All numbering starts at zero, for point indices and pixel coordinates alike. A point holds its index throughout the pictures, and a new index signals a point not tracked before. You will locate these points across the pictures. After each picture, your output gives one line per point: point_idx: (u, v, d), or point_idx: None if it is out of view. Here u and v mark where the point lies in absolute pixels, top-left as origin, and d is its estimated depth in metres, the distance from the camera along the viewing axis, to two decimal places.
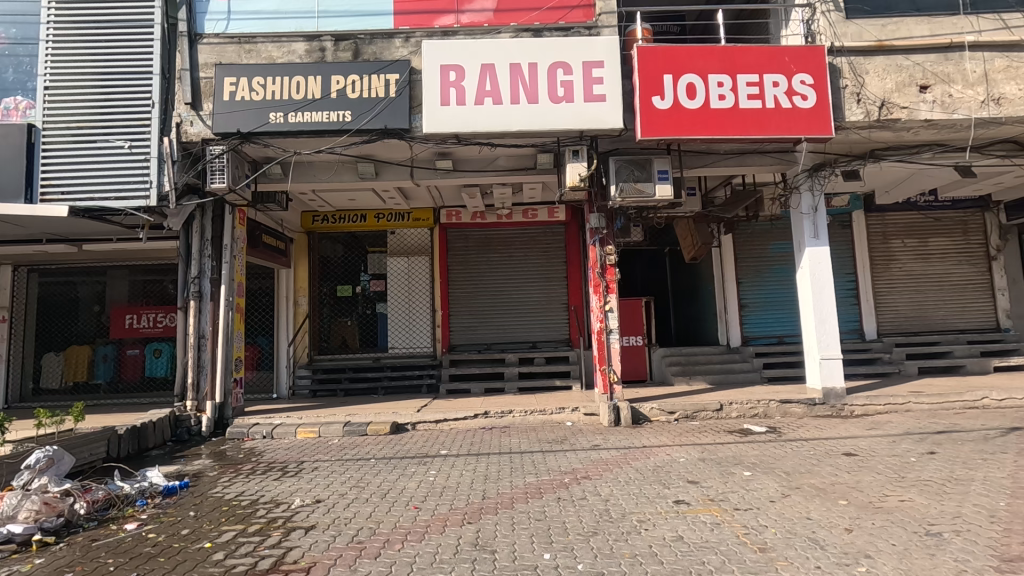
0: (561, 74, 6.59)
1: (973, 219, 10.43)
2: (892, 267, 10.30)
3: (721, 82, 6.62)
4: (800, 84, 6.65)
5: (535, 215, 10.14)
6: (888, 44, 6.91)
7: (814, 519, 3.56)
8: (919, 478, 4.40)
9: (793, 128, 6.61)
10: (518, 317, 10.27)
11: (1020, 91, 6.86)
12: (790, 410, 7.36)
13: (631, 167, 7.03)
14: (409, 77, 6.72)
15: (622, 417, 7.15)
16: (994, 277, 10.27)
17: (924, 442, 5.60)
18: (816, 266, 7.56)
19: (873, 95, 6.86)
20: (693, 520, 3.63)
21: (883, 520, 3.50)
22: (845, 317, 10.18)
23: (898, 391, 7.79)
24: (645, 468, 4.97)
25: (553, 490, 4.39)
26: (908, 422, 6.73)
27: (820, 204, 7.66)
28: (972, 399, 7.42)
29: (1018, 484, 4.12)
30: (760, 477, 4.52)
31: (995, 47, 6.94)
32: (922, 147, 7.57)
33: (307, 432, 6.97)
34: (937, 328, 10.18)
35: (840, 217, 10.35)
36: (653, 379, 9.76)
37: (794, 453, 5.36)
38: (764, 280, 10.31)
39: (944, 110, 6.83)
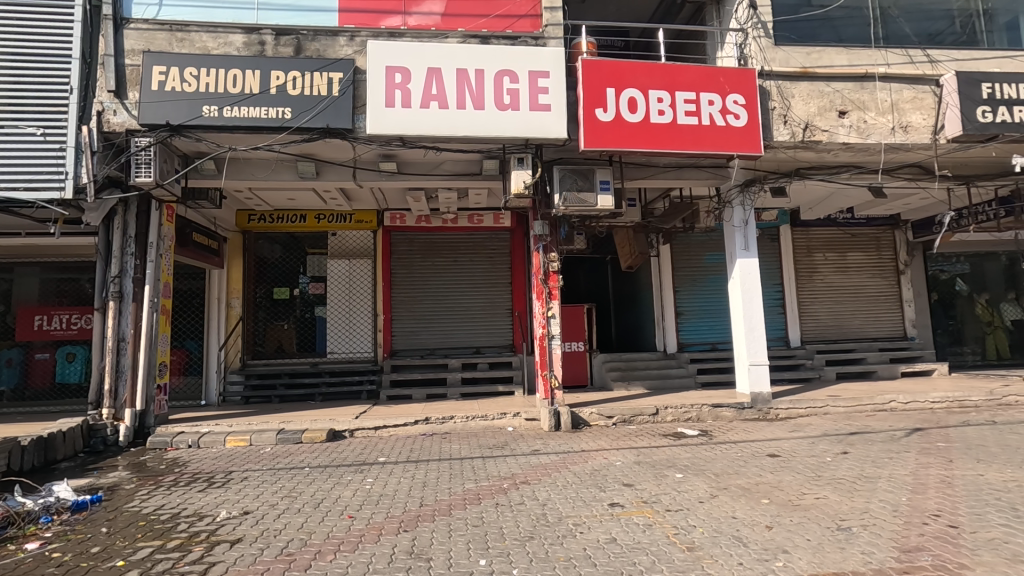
0: (507, 82, 6.65)
1: (885, 235, 11.30)
2: (815, 278, 11.01)
3: (660, 98, 6.89)
4: (733, 103, 7.02)
5: (481, 221, 10.15)
6: (811, 71, 7.41)
7: (739, 518, 3.74)
8: (833, 476, 4.72)
9: (727, 145, 6.96)
10: (462, 322, 10.22)
11: (924, 120, 7.52)
12: (721, 414, 7.69)
13: (574, 176, 7.18)
14: (353, 76, 6.60)
15: (563, 422, 7.26)
16: (902, 290, 11.16)
17: (840, 443, 6.00)
18: (746, 277, 7.96)
19: (798, 118, 7.33)
20: (626, 522, 3.73)
21: (800, 517, 3.73)
22: (772, 325, 10.77)
23: (818, 395, 8.31)
24: (583, 472, 5.07)
25: (492, 495, 4.40)
26: (826, 424, 7.20)
27: (751, 218, 8.06)
28: (882, 402, 8.02)
29: (918, 481, 4.49)
30: (690, 479, 4.71)
31: (903, 79, 7.58)
32: (840, 168, 8.15)
33: (237, 440, 6.65)
34: (853, 336, 10.95)
35: (769, 231, 10.97)
36: (594, 384, 9.96)
37: (724, 455, 5.60)
38: (699, 290, 10.77)
39: (860, 135, 7.38)
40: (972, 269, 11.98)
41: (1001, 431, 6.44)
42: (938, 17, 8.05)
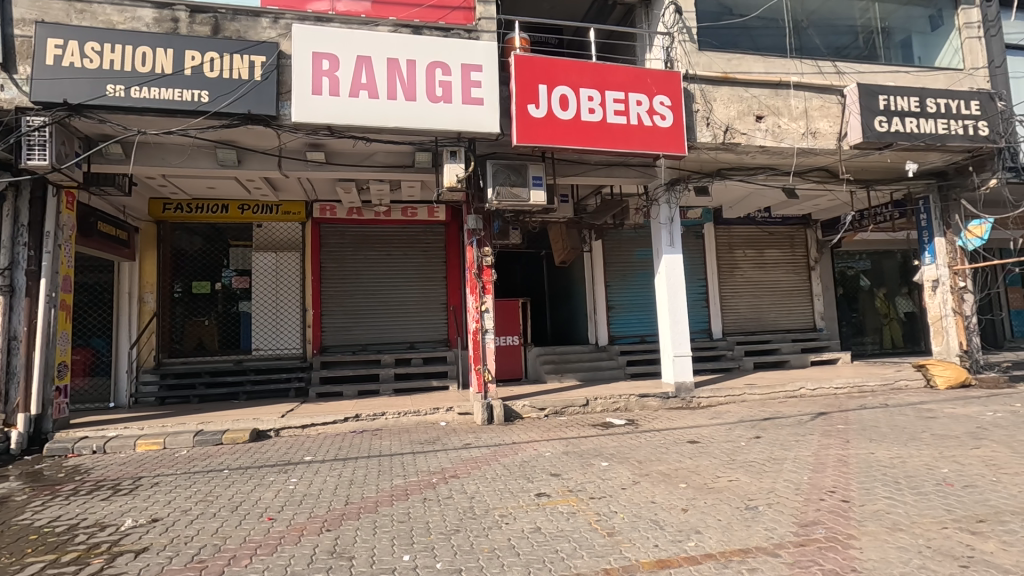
0: (439, 74, 6.58)
1: (798, 234, 12.11)
2: (736, 274, 11.64)
3: (591, 96, 7.05)
4: (660, 104, 7.28)
5: (415, 214, 10.03)
6: (732, 76, 7.80)
7: (658, 502, 3.91)
8: (746, 459, 5.03)
9: (654, 145, 7.21)
10: (395, 317, 10.05)
11: (830, 127, 8.11)
12: (648, 403, 8.00)
13: (508, 172, 7.21)
14: (277, 60, 6.31)
15: (495, 415, 7.29)
16: (812, 284, 12.00)
17: (753, 428, 6.39)
18: (671, 272, 8.31)
19: (719, 120, 7.69)
20: (551, 511, 3.81)
21: (713, 499, 3.95)
22: (695, 318, 11.30)
23: (737, 384, 8.81)
24: (512, 464, 5.14)
25: (420, 490, 4.38)
26: (742, 410, 7.66)
27: (675, 215, 8.42)
28: (792, 389, 8.63)
29: (819, 461, 4.87)
30: (615, 467, 4.88)
31: (813, 88, 8.12)
32: (758, 169, 8.65)
33: (149, 444, 6.24)
34: (769, 328, 11.67)
35: (694, 228, 11.49)
36: (528, 376, 10.10)
37: (648, 443, 5.84)
38: (629, 284, 11.13)
39: (774, 138, 7.86)
40: (872, 266, 13.07)
41: (892, 413, 7.08)
42: (844, 32, 8.75)
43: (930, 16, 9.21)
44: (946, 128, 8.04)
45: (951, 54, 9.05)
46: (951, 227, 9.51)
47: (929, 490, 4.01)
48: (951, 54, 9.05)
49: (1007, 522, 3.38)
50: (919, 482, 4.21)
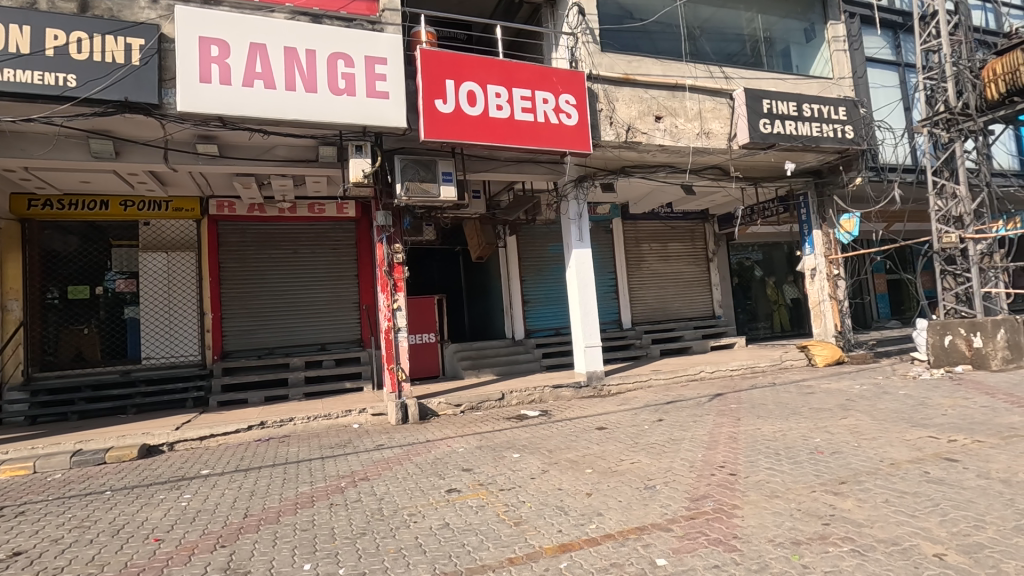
0: (341, 66, 6.36)
1: (698, 228, 12.92)
2: (642, 266, 12.23)
3: (498, 93, 7.11)
4: (565, 103, 7.48)
5: (323, 211, 9.68)
6: (632, 78, 8.16)
7: (564, 489, 4.05)
8: (648, 442, 5.33)
9: (561, 142, 7.40)
10: (304, 318, 9.61)
11: (722, 128, 8.70)
12: (561, 394, 8.22)
13: (416, 167, 7.10)
14: (158, 44, 5.81)
15: (410, 414, 7.20)
16: (711, 275, 12.86)
17: (657, 412, 6.76)
18: (581, 266, 8.57)
19: (622, 120, 8.02)
20: (461, 506, 3.83)
21: (615, 481, 4.14)
22: (606, 310, 11.76)
23: (644, 371, 9.29)
24: (424, 462, 5.11)
25: (326, 496, 4.24)
26: (648, 396, 8.08)
27: (584, 211, 8.69)
28: (693, 373, 9.22)
29: (713, 439, 5.24)
30: (526, 457, 4.99)
31: (706, 91, 8.67)
32: (659, 167, 9.12)
33: (16, 469, 5.57)
34: (674, 317, 12.40)
35: (603, 223, 11.92)
36: (446, 373, 10.06)
37: (559, 432, 6.02)
38: (543, 278, 11.37)
39: (672, 138, 8.30)
40: (763, 257, 14.22)
41: (778, 391, 7.77)
42: (732, 40, 9.41)
43: (804, 29, 10.11)
44: (820, 131, 8.88)
45: (823, 64, 10.02)
46: (826, 220, 10.54)
47: (803, 459, 4.45)
48: (822, 64, 10.03)
49: (863, 481, 3.82)
50: (796, 452, 4.66)
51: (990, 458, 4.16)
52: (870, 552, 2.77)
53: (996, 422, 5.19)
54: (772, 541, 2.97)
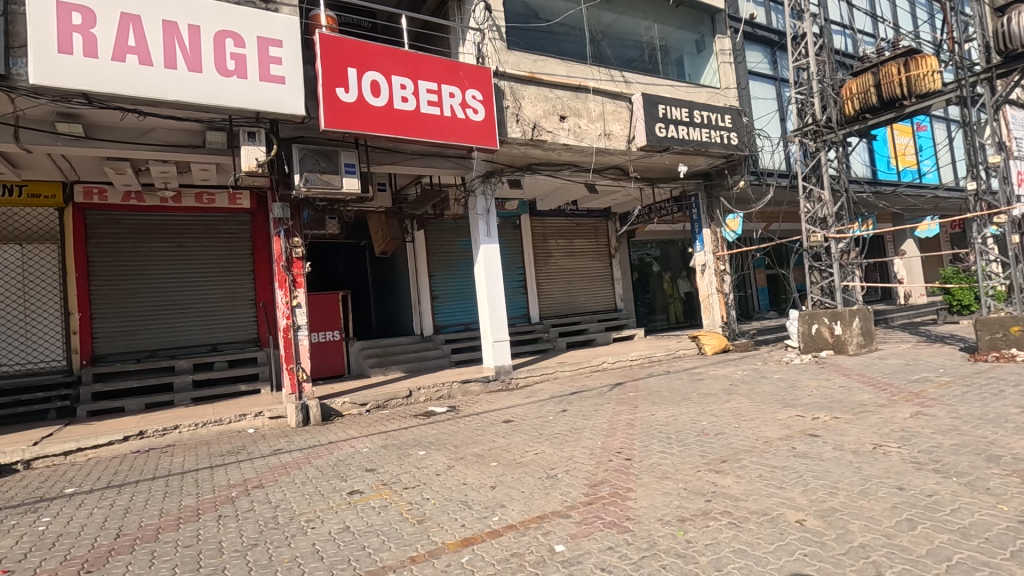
0: (230, 46, 5.91)
1: (601, 225, 13.45)
2: (549, 262, 12.53)
3: (403, 84, 6.95)
4: (471, 98, 7.47)
5: (212, 201, 8.96)
6: (537, 77, 8.33)
7: (469, 483, 4.08)
8: (551, 432, 5.49)
9: (467, 137, 7.39)
10: (191, 317, 8.85)
11: (622, 130, 9.12)
12: (469, 389, 8.24)
13: (316, 157, 6.78)
14: (3, 6, 5.06)
15: (311, 416, 6.89)
16: (614, 270, 13.46)
17: (561, 403, 6.99)
18: (489, 261, 8.63)
19: (527, 118, 8.16)
20: (362, 508, 3.74)
21: (519, 472, 4.23)
22: (514, 304, 11.93)
23: (550, 363, 9.54)
24: (326, 465, 4.92)
25: (214, 508, 3.95)
26: (554, 388, 8.32)
27: (491, 207, 8.75)
28: (596, 364, 9.62)
29: (612, 427, 5.51)
30: (431, 454, 4.96)
31: (607, 94, 9.06)
32: (563, 166, 9.40)
33: None
34: (579, 310, 12.85)
35: (511, 219, 12.05)
36: (351, 372, 9.73)
37: (466, 427, 6.04)
38: (452, 274, 11.32)
39: (576, 137, 8.56)
40: (660, 253, 15.11)
41: (672, 379, 8.31)
42: (632, 46, 9.87)
43: (695, 40, 10.82)
44: (709, 137, 9.56)
45: (711, 74, 10.83)
46: (714, 220, 11.38)
47: (691, 441, 4.79)
48: (711, 75, 10.83)
49: (741, 459, 4.20)
50: (685, 435, 5.01)
51: (844, 432, 4.72)
52: (745, 523, 3.05)
53: (851, 400, 5.90)
54: (661, 520, 3.18)
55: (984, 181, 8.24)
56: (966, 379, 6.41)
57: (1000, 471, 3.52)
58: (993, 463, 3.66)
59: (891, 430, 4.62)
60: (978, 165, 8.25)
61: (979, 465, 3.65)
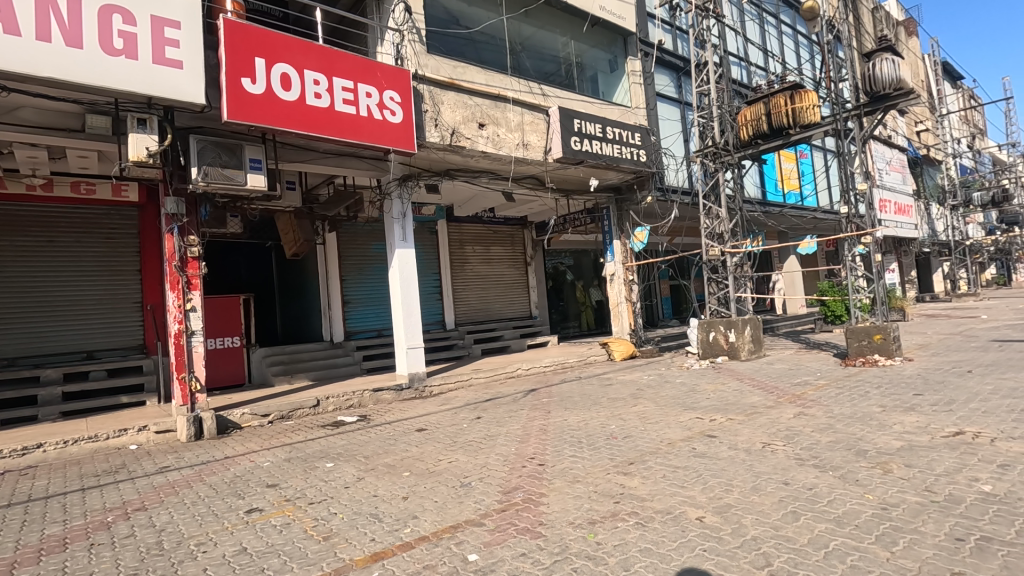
0: (118, 22, 5.35)
1: (517, 233, 13.63)
2: (466, 268, 12.48)
3: (316, 80, 6.66)
4: (389, 100, 7.31)
5: (92, 191, 8.03)
6: (457, 83, 8.30)
7: (379, 495, 3.94)
8: (465, 440, 5.45)
9: (384, 139, 7.21)
10: (62, 321, 7.86)
11: (539, 141, 9.32)
12: (381, 397, 8.00)
13: (217, 150, 6.30)
14: None
15: (205, 429, 6.35)
16: (529, 278, 13.69)
17: (476, 410, 6.95)
18: (404, 266, 8.45)
19: (446, 123, 8.11)
20: (262, 527, 3.49)
21: (432, 482, 4.15)
22: (429, 310, 11.76)
23: (465, 370, 9.50)
24: (222, 482, 4.55)
25: (86, 536, 3.51)
26: (469, 395, 8.30)
27: (407, 211, 8.58)
28: (511, 371, 9.70)
29: (525, 433, 5.56)
30: (340, 466, 4.74)
31: (525, 105, 9.23)
32: (481, 173, 9.45)
33: None
34: (494, 317, 12.92)
35: (428, 224, 11.90)
36: (252, 381, 9.13)
37: (377, 437, 5.85)
38: (365, 278, 10.97)
39: (494, 146, 8.63)
40: (574, 262, 15.57)
41: (583, 384, 8.56)
42: (550, 60, 10.13)
43: (609, 60, 11.33)
44: (620, 153, 10.01)
45: (623, 93, 11.48)
46: (624, 232, 11.93)
47: (601, 445, 4.94)
48: (623, 93, 11.49)
49: (647, 460, 4.40)
50: (595, 439, 5.16)
51: (737, 432, 5.09)
52: (650, 523, 3.18)
53: (743, 402, 6.38)
54: (572, 523, 3.24)
55: (853, 207, 9.29)
56: (839, 382, 7.16)
57: (867, 464, 3.94)
58: (861, 457, 4.10)
59: (778, 430, 5.05)
60: (849, 191, 9.28)
61: (849, 459, 4.08)
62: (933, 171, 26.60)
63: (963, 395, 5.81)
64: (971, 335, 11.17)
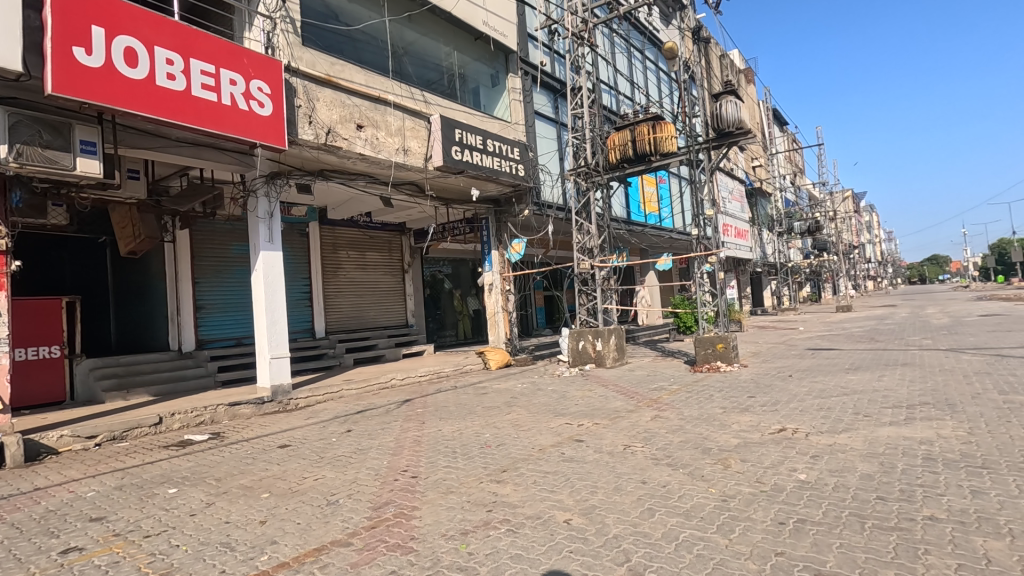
0: None
1: (395, 239, 13.33)
2: (339, 274, 11.91)
3: (169, 60, 5.97)
4: (257, 90, 6.78)
5: None
6: (334, 80, 7.94)
7: (233, 521, 3.58)
8: (334, 455, 5.16)
9: (250, 131, 6.67)
10: None
11: (419, 148, 9.21)
12: (238, 412, 7.31)
13: (37, 127, 5.37)
14: None
15: (9, 456, 5.30)
16: (406, 285, 13.43)
17: (346, 423, 6.63)
18: (270, 269, 7.84)
19: (321, 121, 7.70)
20: (82, 569, 2.98)
21: (295, 502, 3.87)
22: (297, 317, 11.03)
23: (336, 381, 9.02)
24: (29, 519, 3.83)
25: None
26: (339, 407, 7.89)
27: (275, 210, 7.99)
28: (385, 381, 9.40)
29: (398, 445, 5.41)
30: (186, 491, 4.23)
31: (406, 110, 9.09)
32: (358, 176, 9.11)
33: None
34: (368, 325, 12.47)
35: (298, 226, 11.18)
36: (75, 399, 7.84)
37: (232, 456, 5.33)
38: (222, 281, 9.99)
39: (372, 149, 8.37)
40: (452, 271, 15.57)
41: (459, 393, 8.56)
42: (432, 68, 10.09)
43: (491, 74, 11.59)
44: (499, 165, 10.24)
45: (504, 108, 11.85)
46: (501, 243, 12.19)
47: (475, 454, 4.96)
48: (503, 108, 11.86)
49: (519, 467, 4.50)
50: (469, 448, 5.17)
51: (603, 436, 5.40)
52: (521, 529, 3.25)
53: (608, 407, 6.80)
54: (444, 535, 3.21)
55: (702, 230, 10.38)
56: (689, 387, 7.93)
57: (711, 461, 4.40)
58: (706, 454, 4.56)
59: (638, 432, 5.45)
60: (699, 216, 10.38)
61: (697, 457, 4.52)
62: (765, 202, 30.70)
63: (785, 397, 6.73)
64: (791, 344, 13.01)
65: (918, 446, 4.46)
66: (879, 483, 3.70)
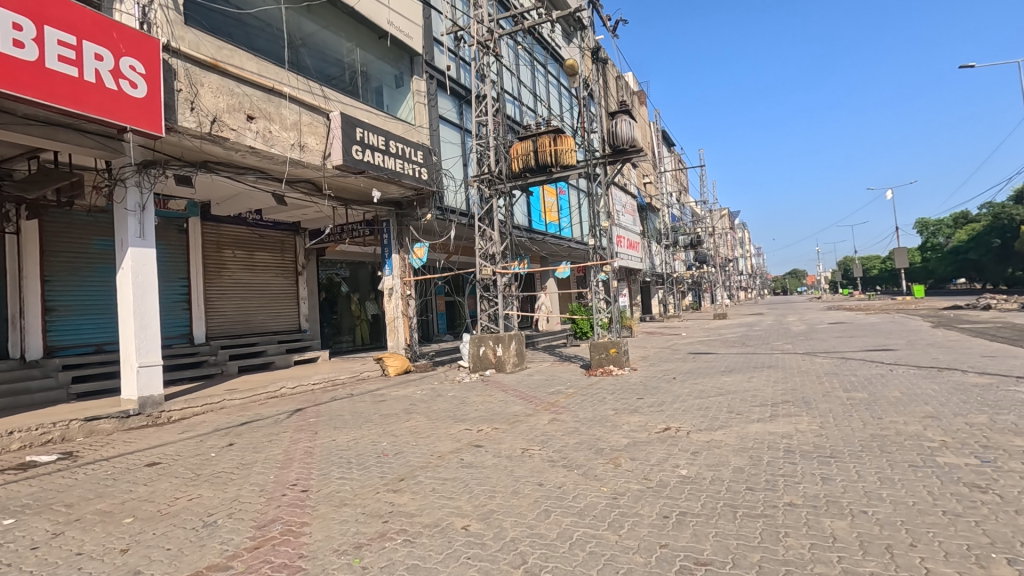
0: None
1: (288, 239, 12.57)
2: (223, 274, 11.00)
3: (18, 25, 5.19)
4: (127, 68, 6.10)
5: None
6: (222, 65, 7.34)
7: (86, 552, 3.15)
8: (212, 471, 4.73)
9: (117, 113, 5.98)
10: None
11: (317, 145, 8.79)
12: (97, 428, 6.47)
13: None
14: None
15: None
16: (299, 288, 12.71)
17: (227, 436, 6.12)
18: (141, 268, 7.05)
19: (205, 108, 7.08)
20: None
21: (165, 526, 3.50)
22: (172, 321, 10.02)
23: (216, 391, 8.29)
24: None
25: None
26: (219, 419, 7.26)
27: (147, 203, 7.21)
28: (273, 390, 8.80)
29: (287, 457, 5.09)
30: (27, 522, 3.66)
31: (303, 104, 8.63)
32: (248, 171, 8.50)
33: None
34: (256, 330, 11.62)
35: (175, 221, 10.18)
36: None
37: (88, 478, 4.70)
38: (80, 280, 8.83)
39: (263, 142, 7.84)
40: (350, 274, 14.99)
41: (355, 401, 8.23)
42: (332, 62, 9.69)
43: (395, 75, 11.37)
44: (402, 168, 10.04)
45: (407, 110, 11.68)
46: (402, 247, 11.95)
47: (371, 464, 4.79)
48: (407, 109, 11.67)
49: (416, 475, 4.41)
50: (365, 458, 4.99)
51: (501, 440, 5.45)
52: (418, 538, 3.19)
53: (507, 412, 6.89)
54: (336, 551, 3.05)
55: (599, 240, 10.84)
56: (584, 390, 8.26)
57: (603, 460, 4.61)
58: (598, 454, 4.77)
59: (536, 435, 5.56)
60: (596, 227, 10.83)
61: (590, 457, 4.71)
62: (654, 217, 32.93)
63: (670, 398, 7.23)
64: (675, 349, 14.02)
65: (780, 440, 4.99)
66: (748, 475, 4.07)
